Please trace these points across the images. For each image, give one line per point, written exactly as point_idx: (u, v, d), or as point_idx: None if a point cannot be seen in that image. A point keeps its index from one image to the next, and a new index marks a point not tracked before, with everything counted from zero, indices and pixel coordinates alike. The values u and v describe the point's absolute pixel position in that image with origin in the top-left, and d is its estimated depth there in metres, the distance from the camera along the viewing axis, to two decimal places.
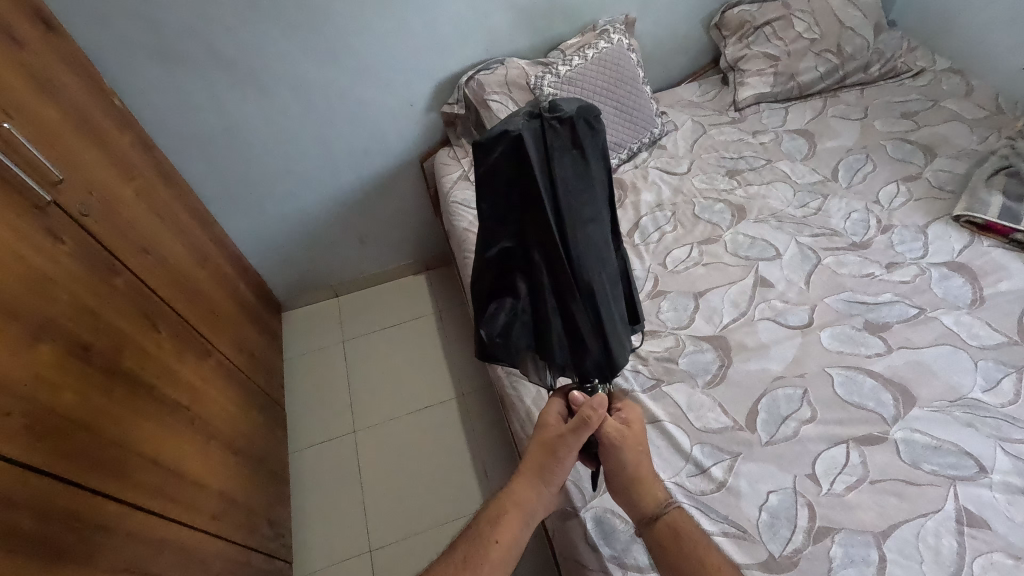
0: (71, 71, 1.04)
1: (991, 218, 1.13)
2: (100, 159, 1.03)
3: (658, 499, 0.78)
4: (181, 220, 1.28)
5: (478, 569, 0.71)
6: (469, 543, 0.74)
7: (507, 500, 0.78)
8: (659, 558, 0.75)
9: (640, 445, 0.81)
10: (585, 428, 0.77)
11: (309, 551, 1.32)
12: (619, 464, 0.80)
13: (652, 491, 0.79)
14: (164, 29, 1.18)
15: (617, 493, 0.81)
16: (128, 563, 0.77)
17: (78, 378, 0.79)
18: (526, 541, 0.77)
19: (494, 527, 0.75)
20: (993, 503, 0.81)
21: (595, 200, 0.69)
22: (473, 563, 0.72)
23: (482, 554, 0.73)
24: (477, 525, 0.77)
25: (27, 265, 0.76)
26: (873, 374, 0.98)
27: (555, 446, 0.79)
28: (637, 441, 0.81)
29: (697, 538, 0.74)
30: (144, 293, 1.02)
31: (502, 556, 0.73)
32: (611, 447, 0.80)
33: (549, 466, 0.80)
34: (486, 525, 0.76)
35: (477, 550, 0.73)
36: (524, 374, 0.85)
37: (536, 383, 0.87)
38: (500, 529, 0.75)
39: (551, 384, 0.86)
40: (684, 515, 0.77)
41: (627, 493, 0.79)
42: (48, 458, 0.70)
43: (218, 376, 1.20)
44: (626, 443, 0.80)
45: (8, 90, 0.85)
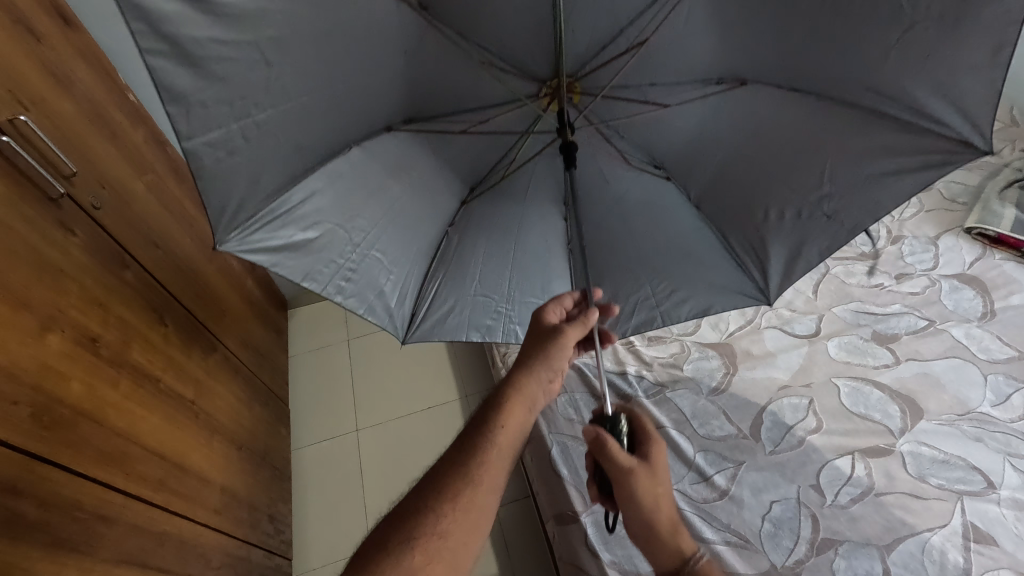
0: (92, 66, 1.04)
1: (1004, 231, 1.11)
2: (112, 153, 1.04)
3: (681, 552, 0.66)
4: (190, 214, 1.28)
5: (486, 452, 0.64)
6: (474, 431, 0.66)
7: (513, 388, 0.70)
8: None
9: (660, 482, 0.64)
10: (583, 328, 0.73)
11: (308, 545, 1.33)
12: (641, 521, 0.65)
13: (674, 539, 0.67)
14: None
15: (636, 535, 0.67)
16: (128, 555, 0.77)
17: (87, 370, 0.80)
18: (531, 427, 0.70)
19: (499, 413, 0.67)
20: (1002, 520, 0.79)
21: (643, 43, 0.72)
22: (484, 448, 0.64)
23: (487, 438, 0.65)
24: (479, 412, 0.69)
25: (39, 255, 0.77)
26: (880, 385, 0.97)
27: (550, 334, 0.73)
28: (657, 488, 0.63)
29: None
30: (151, 286, 1.02)
31: (508, 440, 0.66)
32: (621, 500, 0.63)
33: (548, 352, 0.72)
34: (490, 411, 0.68)
35: (484, 436, 0.65)
36: (259, 223, 0.68)
37: (328, 271, 0.73)
38: (505, 414, 0.67)
39: (255, 237, 0.68)
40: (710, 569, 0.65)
41: (648, 543, 0.67)
42: (54, 448, 0.71)
43: (222, 371, 1.19)
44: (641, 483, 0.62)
45: (27, 83, 0.85)
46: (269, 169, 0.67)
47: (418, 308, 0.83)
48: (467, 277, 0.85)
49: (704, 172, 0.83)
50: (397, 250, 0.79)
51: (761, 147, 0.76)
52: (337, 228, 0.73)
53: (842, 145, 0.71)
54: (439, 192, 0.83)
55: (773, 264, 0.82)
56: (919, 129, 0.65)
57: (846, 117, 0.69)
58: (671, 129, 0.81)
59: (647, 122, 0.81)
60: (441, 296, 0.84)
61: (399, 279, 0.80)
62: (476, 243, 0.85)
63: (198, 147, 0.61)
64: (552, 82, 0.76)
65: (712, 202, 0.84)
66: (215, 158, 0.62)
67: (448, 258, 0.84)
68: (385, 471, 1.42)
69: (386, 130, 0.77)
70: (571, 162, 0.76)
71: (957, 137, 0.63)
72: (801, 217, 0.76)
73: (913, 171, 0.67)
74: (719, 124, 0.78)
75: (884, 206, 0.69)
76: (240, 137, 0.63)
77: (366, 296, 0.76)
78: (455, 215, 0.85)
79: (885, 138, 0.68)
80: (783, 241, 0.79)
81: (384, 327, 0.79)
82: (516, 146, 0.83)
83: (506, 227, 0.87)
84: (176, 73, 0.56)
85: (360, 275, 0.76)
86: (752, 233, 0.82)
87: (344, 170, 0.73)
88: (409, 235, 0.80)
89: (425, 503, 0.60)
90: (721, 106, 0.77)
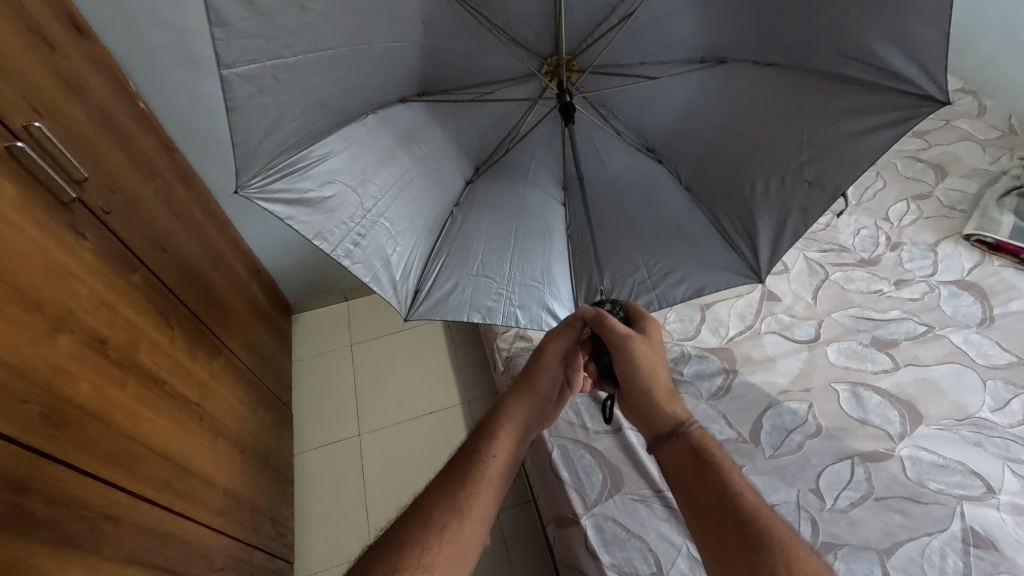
0: (103, 74, 1.06)
1: (1003, 238, 1.12)
2: (122, 159, 1.06)
3: (674, 418, 0.67)
4: (198, 220, 1.30)
5: (477, 483, 0.67)
6: (465, 460, 0.69)
7: (502, 413, 0.76)
8: (671, 478, 0.64)
9: (655, 350, 0.71)
10: (570, 334, 0.76)
11: (309, 549, 1.33)
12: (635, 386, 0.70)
13: (669, 407, 0.68)
14: (188, 35, 1.18)
15: (632, 407, 0.71)
16: (133, 554, 0.78)
17: (94, 370, 0.81)
18: (520, 457, 0.73)
19: (489, 442, 0.71)
20: (1001, 525, 0.79)
21: (631, 14, 0.74)
22: (472, 478, 0.67)
23: (478, 469, 0.68)
24: (471, 440, 0.72)
25: (51, 259, 0.78)
26: (879, 391, 0.97)
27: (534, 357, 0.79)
28: (651, 354, 0.70)
29: (721, 460, 0.62)
30: (158, 289, 1.04)
31: (500, 470, 0.69)
32: (619, 357, 0.70)
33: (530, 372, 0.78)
34: (481, 440, 0.71)
35: (472, 465, 0.68)
36: (276, 171, 0.69)
37: (339, 228, 0.73)
38: (495, 444, 0.71)
39: (268, 184, 0.68)
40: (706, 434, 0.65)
41: (642, 411, 0.69)
42: (63, 448, 0.72)
43: (226, 374, 1.20)
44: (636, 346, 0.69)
45: (41, 92, 0.87)
46: (293, 114, 0.67)
47: (422, 285, 0.83)
48: (469, 257, 0.86)
49: (694, 148, 0.83)
50: (403, 220, 0.79)
51: (747, 116, 0.77)
52: (350, 190, 0.73)
53: (819, 110, 0.72)
54: (445, 172, 0.84)
55: (762, 237, 0.82)
56: (883, 86, 0.66)
57: (818, 84, 0.71)
58: (659, 102, 0.82)
59: (633, 94, 0.81)
60: (443, 274, 0.84)
61: (404, 249, 0.80)
62: (479, 220, 0.86)
63: (233, 77, 0.61)
64: (552, 58, 0.77)
65: (702, 182, 0.85)
66: (245, 93, 0.62)
67: (452, 235, 0.85)
68: (385, 475, 1.43)
69: (400, 102, 0.78)
70: (570, 121, 0.75)
71: (920, 93, 0.64)
72: (786, 184, 0.77)
73: (883, 127, 0.67)
74: (704, 99, 0.80)
75: (864, 162, 0.69)
76: (271, 78, 0.64)
77: (371, 263, 0.76)
78: (460, 195, 0.86)
79: (853, 99, 0.69)
80: (768, 212, 0.80)
81: (387, 296, 0.78)
82: (524, 116, 0.83)
83: (509, 208, 0.87)
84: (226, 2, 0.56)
85: (368, 243, 0.75)
86: (743, 211, 0.83)
87: (360, 135, 0.74)
88: (416, 205, 0.80)
89: (412, 534, 0.62)
90: (704, 85, 0.79)
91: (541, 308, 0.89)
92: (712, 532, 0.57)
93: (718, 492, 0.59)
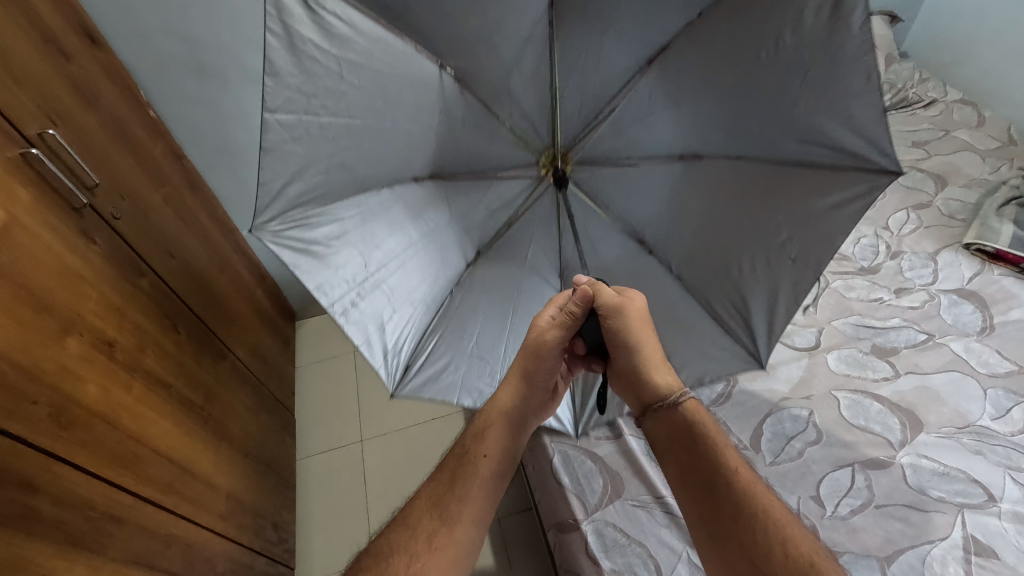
0: (114, 84, 1.09)
1: (1002, 247, 1.12)
2: (132, 166, 1.08)
3: (667, 390, 0.69)
4: (204, 225, 1.32)
5: (467, 483, 0.68)
6: (456, 459, 0.70)
7: (498, 412, 0.73)
8: (658, 444, 0.69)
9: (642, 326, 0.71)
10: (563, 329, 0.73)
11: (309, 554, 1.33)
12: (626, 358, 0.71)
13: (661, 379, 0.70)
14: (199, 45, 1.21)
15: (623, 377, 0.73)
16: (137, 556, 0.79)
17: (102, 372, 0.82)
18: (516, 448, 0.73)
19: (479, 442, 0.71)
20: (1003, 534, 0.79)
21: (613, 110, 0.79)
22: (462, 480, 0.68)
23: (470, 469, 0.69)
24: (460, 441, 0.73)
25: (62, 262, 0.80)
26: (880, 398, 0.97)
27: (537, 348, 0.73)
28: (642, 322, 0.71)
29: (713, 431, 0.66)
30: (165, 294, 1.05)
31: (492, 468, 0.70)
32: (610, 325, 0.70)
33: (534, 370, 0.74)
34: (471, 441, 0.72)
35: (465, 467, 0.69)
36: (292, 220, 0.70)
37: (342, 282, 0.73)
38: (484, 443, 0.71)
39: (279, 229, 0.70)
40: (699, 405, 0.68)
41: (635, 381, 0.71)
42: (71, 448, 0.73)
43: (231, 379, 1.22)
44: (632, 326, 0.70)
45: (55, 99, 0.89)
46: (314, 171, 0.70)
47: (413, 360, 0.82)
48: (465, 336, 0.86)
49: (683, 239, 0.84)
50: (405, 291, 0.80)
51: (731, 199, 0.78)
52: (357, 252, 0.74)
53: (795, 196, 0.73)
54: (448, 251, 0.84)
55: (759, 326, 0.82)
56: (841, 166, 0.68)
57: (790, 172, 0.72)
58: (642, 192, 0.83)
59: (618, 184, 0.84)
60: (437, 351, 0.84)
61: (402, 320, 0.80)
62: (478, 301, 0.86)
63: (275, 120, 0.64)
64: (547, 151, 0.82)
65: (693, 271, 0.85)
66: (280, 138, 0.66)
67: (451, 312, 0.85)
68: (386, 481, 1.44)
69: (413, 181, 0.80)
70: (564, 183, 0.82)
71: (874, 167, 0.65)
72: (770, 263, 0.78)
73: (848, 203, 0.69)
74: (684, 192, 0.81)
75: (836, 239, 0.71)
76: (304, 130, 0.67)
77: (367, 326, 0.75)
78: (461, 275, 0.85)
79: (813, 179, 0.71)
80: (760, 294, 0.80)
81: (380, 370, 0.77)
82: (528, 193, 0.85)
83: (508, 290, 0.88)
84: (278, 54, 0.61)
85: (365, 310, 0.75)
86: (735, 294, 0.83)
87: (374, 204, 0.76)
88: (418, 280, 0.81)
89: (399, 543, 0.63)
90: (686, 180, 0.80)
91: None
92: (705, 507, 0.62)
93: (711, 469, 0.63)
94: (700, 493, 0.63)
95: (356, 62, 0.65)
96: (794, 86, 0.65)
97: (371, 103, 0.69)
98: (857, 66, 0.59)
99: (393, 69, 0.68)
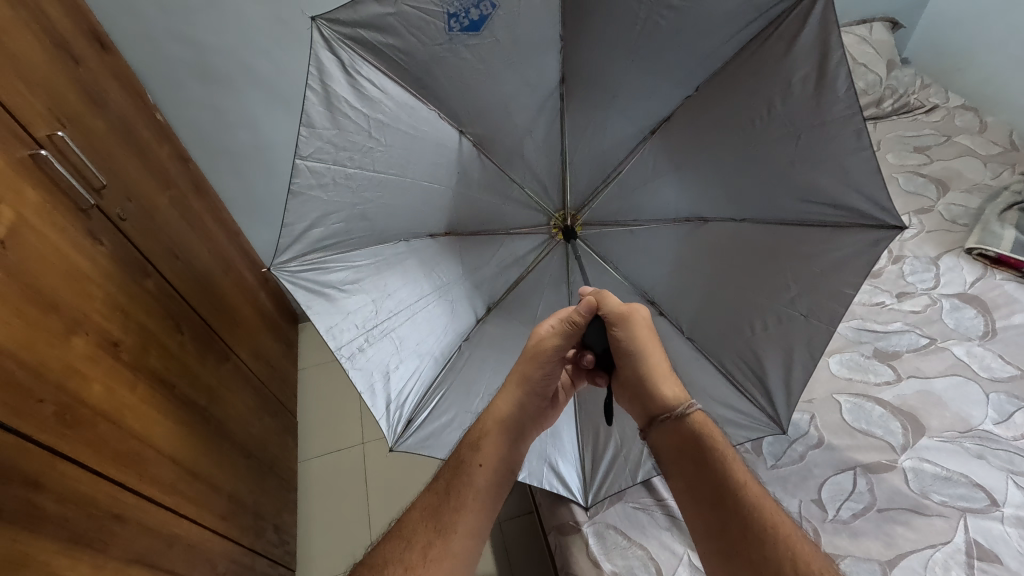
0: (122, 87, 1.10)
1: (1004, 252, 1.13)
2: (140, 169, 1.09)
3: (673, 401, 0.69)
4: (209, 227, 1.33)
5: (463, 493, 0.68)
6: (453, 468, 0.70)
7: (499, 420, 0.73)
8: (665, 459, 0.69)
9: (650, 338, 0.71)
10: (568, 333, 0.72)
11: (309, 556, 1.33)
12: (632, 367, 0.71)
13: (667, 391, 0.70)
14: (206, 49, 1.23)
15: (630, 388, 0.73)
16: (139, 555, 0.80)
17: (107, 372, 0.83)
18: (512, 458, 0.73)
19: (475, 451, 0.71)
20: (1006, 538, 0.79)
21: (621, 174, 0.80)
22: (458, 491, 0.68)
23: (466, 480, 0.69)
24: (457, 450, 0.72)
25: (68, 260, 0.81)
26: (882, 402, 0.97)
27: (538, 353, 0.73)
28: (647, 331, 0.72)
29: (722, 446, 0.66)
30: (170, 295, 1.06)
31: (487, 480, 0.70)
32: (615, 335, 0.71)
33: (533, 377, 0.73)
34: (466, 449, 0.71)
35: (461, 478, 0.69)
36: (310, 261, 0.74)
37: (350, 324, 0.76)
38: (481, 452, 0.71)
39: (297, 267, 0.73)
40: (706, 417, 0.68)
41: (641, 392, 0.71)
42: (76, 446, 0.74)
43: (234, 381, 1.22)
44: (637, 341, 0.71)
45: (64, 100, 0.90)
46: (337, 217, 0.74)
47: (416, 414, 0.81)
48: (473, 393, 0.84)
49: (691, 301, 0.83)
50: (413, 343, 0.81)
51: (741, 258, 0.79)
52: (368, 299, 0.77)
53: (804, 252, 0.75)
54: (458, 307, 0.83)
55: (776, 389, 0.82)
56: (846, 226, 0.72)
57: (795, 233, 0.75)
58: (649, 254, 0.83)
59: (626, 246, 0.83)
60: (442, 406, 0.83)
61: (407, 371, 0.80)
62: (486, 359, 0.85)
63: (304, 167, 0.69)
64: (558, 214, 0.82)
65: (704, 335, 0.83)
66: (308, 183, 0.70)
67: (458, 369, 0.84)
68: (389, 485, 1.44)
69: (428, 236, 0.81)
70: (572, 238, 0.82)
71: (878, 223, 0.69)
72: (782, 321, 0.78)
73: (855, 257, 0.72)
74: (692, 253, 0.81)
75: (846, 294, 0.74)
76: (331, 178, 0.71)
77: (371, 375, 0.77)
78: (471, 331, 0.84)
79: (820, 238, 0.73)
80: (774, 354, 0.80)
81: (381, 420, 0.78)
82: (541, 250, 0.84)
83: (515, 347, 0.85)
84: (316, 109, 0.67)
85: (369, 359, 0.77)
86: (749, 357, 0.82)
87: (390, 256, 0.79)
88: (427, 335, 0.82)
89: (394, 555, 0.63)
90: (694, 241, 0.81)
91: (542, 462, 0.88)
92: (714, 523, 0.62)
93: (719, 482, 0.63)
94: (708, 510, 0.63)
95: (385, 122, 0.71)
96: (789, 149, 0.69)
97: (393, 160, 0.73)
98: (849, 124, 0.64)
99: (416, 131, 0.73)
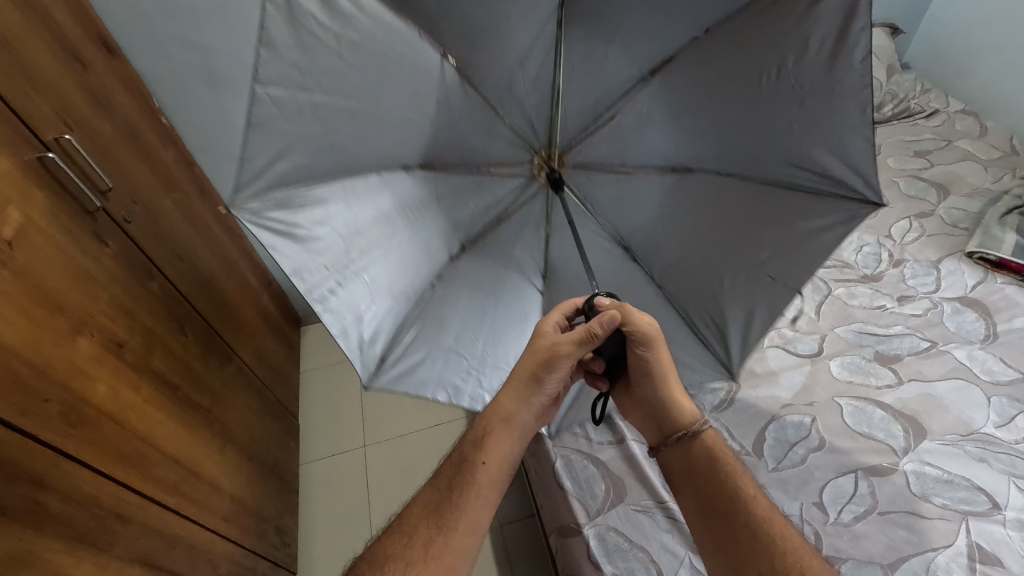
0: (129, 92, 1.11)
1: (1005, 255, 1.13)
2: (145, 171, 1.10)
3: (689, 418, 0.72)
4: (215, 233, 1.34)
5: (465, 491, 0.68)
6: (457, 466, 0.71)
7: (502, 420, 0.73)
8: (672, 475, 0.71)
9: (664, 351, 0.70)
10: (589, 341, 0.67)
11: (310, 558, 1.34)
12: (651, 388, 0.73)
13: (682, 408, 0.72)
14: (212, 55, 1.24)
15: (642, 399, 0.74)
16: (142, 555, 0.80)
17: (112, 372, 0.84)
18: (516, 456, 0.73)
19: (479, 450, 0.71)
20: (1008, 541, 0.79)
21: (613, 119, 0.77)
22: (460, 488, 0.68)
23: (470, 478, 0.69)
24: (460, 449, 0.72)
25: (74, 262, 0.82)
26: (884, 405, 0.97)
27: (550, 359, 0.71)
28: (666, 349, 0.70)
29: (732, 462, 0.68)
30: (176, 298, 1.07)
31: (490, 477, 0.69)
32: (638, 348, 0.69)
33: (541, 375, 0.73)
34: (470, 448, 0.71)
35: (463, 476, 0.69)
36: (270, 198, 0.62)
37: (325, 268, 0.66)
38: (485, 451, 0.71)
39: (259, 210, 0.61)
40: (717, 436, 0.71)
41: (658, 409, 0.73)
42: (81, 447, 0.74)
43: (237, 382, 1.23)
44: (657, 356, 0.70)
45: (73, 106, 0.92)
46: (303, 148, 0.63)
47: (389, 352, 0.74)
48: (445, 330, 0.79)
49: (667, 250, 0.83)
50: (385, 281, 0.73)
51: (720, 206, 0.79)
52: (338, 236, 0.67)
53: (783, 211, 0.75)
54: (432, 242, 0.78)
55: (732, 336, 0.82)
56: (823, 194, 0.72)
57: (772, 192, 0.75)
58: (631, 202, 0.82)
59: (608, 190, 0.82)
60: (415, 345, 0.77)
61: (380, 309, 0.73)
62: (459, 294, 0.80)
63: (265, 95, 0.57)
64: (542, 151, 0.80)
65: (678, 285, 0.84)
66: (269, 111, 0.58)
67: (430, 305, 0.78)
68: (390, 487, 1.44)
69: (403, 169, 0.74)
70: (559, 188, 0.80)
71: (856, 196, 0.69)
72: (749, 278, 0.79)
73: None
74: (674, 201, 0.81)
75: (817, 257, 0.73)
76: (296, 107, 0.60)
77: (345, 318, 0.68)
78: (443, 268, 0.79)
79: (797, 204, 0.74)
80: (737, 308, 0.81)
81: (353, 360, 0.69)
82: (516, 197, 0.83)
83: (489, 283, 0.82)
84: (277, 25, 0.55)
85: (342, 298, 0.68)
86: (716, 314, 0.83)
87: (360, 189, 0.70)
88: (399, 271, 0.75)
89: (394, 551, 0.64)
90: (678, 189, 0.80)
91: None
92: (721, 536, 0.63)
93: (728, 496, 0.65)
94: (716, 523, 0.65)
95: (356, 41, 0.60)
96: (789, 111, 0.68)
97: (369, 87, 0.64)
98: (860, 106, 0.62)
99: (398, 57, 0.64)
